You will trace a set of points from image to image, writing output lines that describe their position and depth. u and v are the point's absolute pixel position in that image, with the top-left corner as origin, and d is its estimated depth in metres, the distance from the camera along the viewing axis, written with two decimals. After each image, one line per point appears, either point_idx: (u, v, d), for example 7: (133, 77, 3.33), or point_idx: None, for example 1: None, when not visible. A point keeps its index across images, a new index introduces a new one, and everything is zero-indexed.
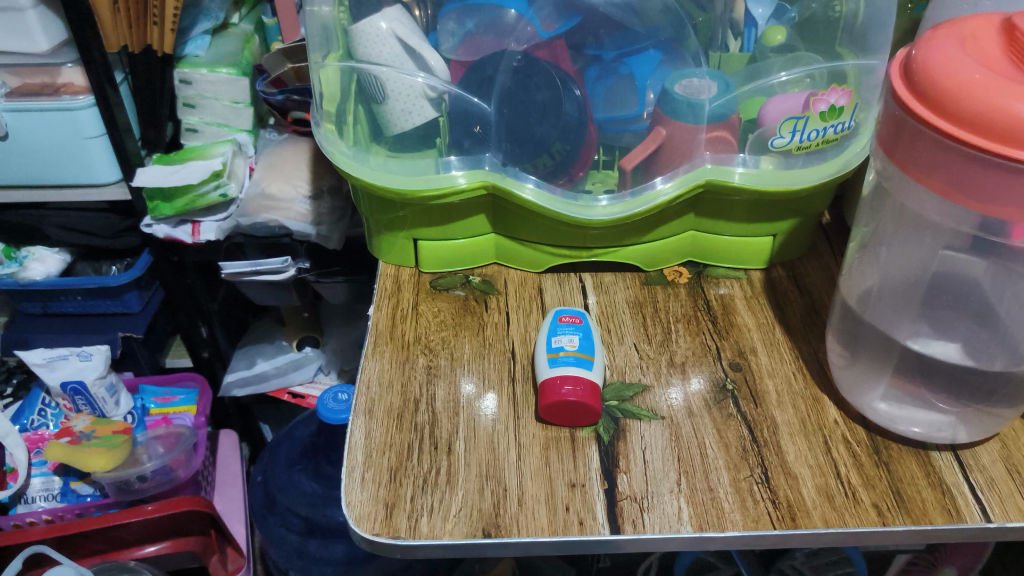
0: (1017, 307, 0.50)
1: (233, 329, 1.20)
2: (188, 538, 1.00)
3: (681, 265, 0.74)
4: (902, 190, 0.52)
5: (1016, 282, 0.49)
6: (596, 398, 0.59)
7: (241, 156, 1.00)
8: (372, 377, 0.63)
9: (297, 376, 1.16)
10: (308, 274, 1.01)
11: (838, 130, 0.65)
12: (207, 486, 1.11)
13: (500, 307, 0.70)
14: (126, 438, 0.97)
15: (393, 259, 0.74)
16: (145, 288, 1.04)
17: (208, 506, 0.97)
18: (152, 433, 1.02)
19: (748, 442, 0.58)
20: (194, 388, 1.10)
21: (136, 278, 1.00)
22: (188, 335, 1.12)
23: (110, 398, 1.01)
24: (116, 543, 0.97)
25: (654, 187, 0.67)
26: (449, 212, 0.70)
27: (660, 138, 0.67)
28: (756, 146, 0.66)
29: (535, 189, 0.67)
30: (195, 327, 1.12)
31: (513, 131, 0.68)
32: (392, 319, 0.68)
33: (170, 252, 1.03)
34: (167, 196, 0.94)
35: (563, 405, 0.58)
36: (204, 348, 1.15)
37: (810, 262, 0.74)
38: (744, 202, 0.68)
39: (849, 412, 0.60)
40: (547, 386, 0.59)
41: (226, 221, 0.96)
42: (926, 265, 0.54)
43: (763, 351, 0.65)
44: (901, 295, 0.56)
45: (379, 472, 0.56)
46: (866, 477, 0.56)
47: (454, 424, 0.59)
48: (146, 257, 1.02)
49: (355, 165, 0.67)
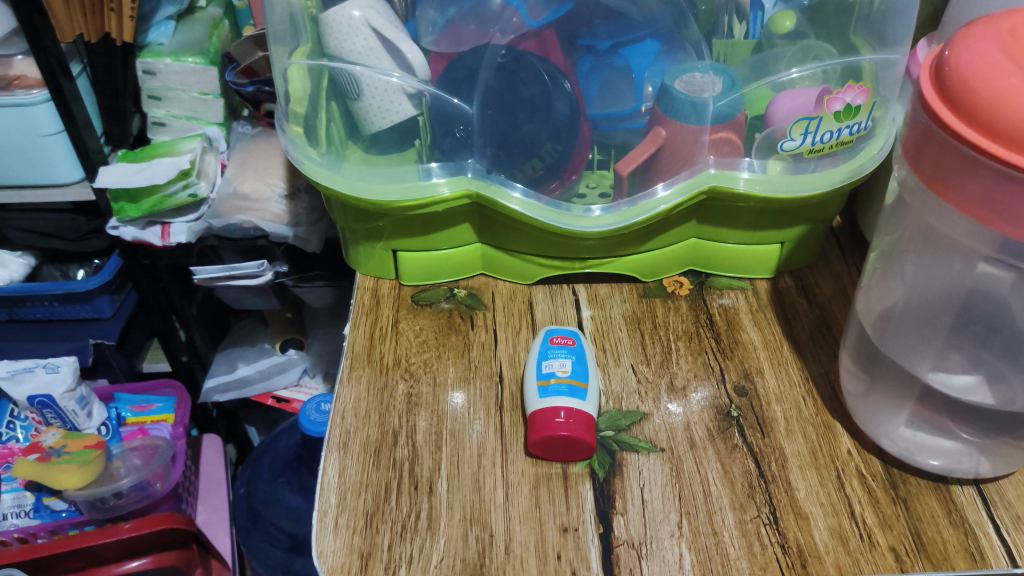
0: None
1: (213, 330, 1.15)
2: (169, 552, 0.94)
3: (681, 274, 0.69)
4: (928, 206, 0.46)
5: None
6: (589, 429, 0.54)
7: (212, 152, 0.95)
8: (347, 406, 0.58)
9: (280, 380, 1.11)
10: (286, 278, 0.96)
11: (853, 131, 0.60)
12: (190, 495, 1.06)
13: (487, 324, 0.65)
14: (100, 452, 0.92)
15: (372, 271, 0.69)
16: (117, 292, 0.98)
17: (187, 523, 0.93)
18: (128, 444, 0.97)
19: (755, 477, 0.53)
20: (173, 396, 1.05)
21: (106, 282, 0.95)
22: (167, 339, 1.08)
23: (82, 410, 0.95)
24: (92, 560, 0.91)
25: (654, 194, 0.62)
26: (430, 222, 0.64)
27: (660, 139, 0.62)
28: (765, 146, 0.61)
29: (523, 198, 0.62)
30: (173, 331, 1.08)
31: (499, 131, 0.62)
32: (369, 339, 0.63)
33: (141, 255, 0.99)
34: (133, 197, 0.90)
35: (554, 440, 0.53)
36: (182, 352, 1.11)
37: (819, 270, 0.69)
38: (749, 209, 0.63)
39: (863, 441, 0.55)
40: (537, 418, 0.54)
41: (196, 223, 0.92)
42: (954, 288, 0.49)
43: (770, 373, 0.60)
44: (925, 318, 0.51)
45: (354, 517, 0.51)
46: (883, 517, 0.51)
47: (435, 461, 0.55)
48: (116, 258, 0.97)
49: (326, 175, 0.62)
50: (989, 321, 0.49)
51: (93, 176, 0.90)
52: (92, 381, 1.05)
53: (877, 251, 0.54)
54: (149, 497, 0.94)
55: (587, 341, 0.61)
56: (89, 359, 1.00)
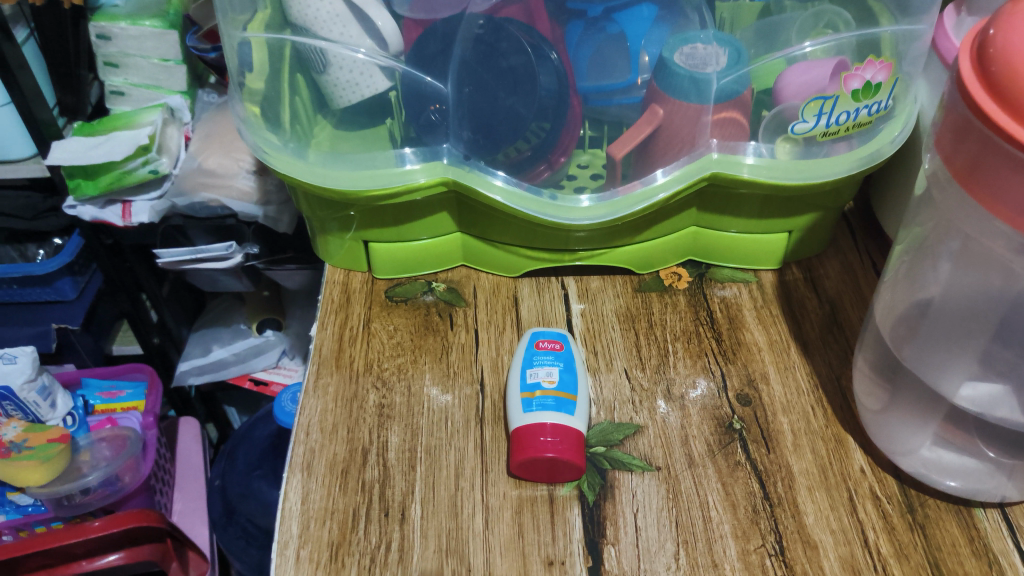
0: None
1: (187, 309, 1.10)
2: (142, 547, 0.90)
3: (680, 266, 0.64)
4: (960, 209, 0.41)
5: None
6: (578, 449, 0.49)
7: (175, 124, 0.87)
8: (313, 420, 0.53)
9: (258, 363, 1.06)
10: (257, 261, 0.89)
11: (873, 111, 0.54)
12: (164, 488, 1.01)
13: (468, 323, 0.59)
14: (65, 447, 0.87)
15: (342, 263, 0.63)
16: (80, 273, 0.93)
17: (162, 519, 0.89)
18: (95, 435, 0.93)
19: (760, 500, 0.48)
20: (143, 381, 1.00)
21: (67, 263, 0.89)
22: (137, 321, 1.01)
23: (44, 401, 0.89)
24: (61, 556, 0.88)
25: (652, 181, 0.56)
26: (404, 211, 0.58)
27: (657, 120, 0.55)
28: (774, 126, 0.55)
29: (506, 186, 0.56)
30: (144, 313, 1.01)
31: (478, 110, 0.55)
32: (338, 342, 0.58)
33: (103, 234, 0.90)
34: (90, 174, 0.82)
35: (539, 463, 0.48)
36: (155, 334, 1.04)
37: (829, 260, 0.64)
38: (753, 196, 0.58)
39: (878, 458, 0.50)
40: (520, 437, 0.49)
41: (159, 202, 0.85)
42: (990, 298, 0.43)
43: (776, 379, 0.55)
44: (955, 328, 0.45)
45: (317, 549, 0.47)
46: (899, 546, 0.46)
47: (409, 483, 0.50)
48: (78, 239, 0.90)
49: (287, 161, 0.56)
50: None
51: (45, 152, 0.84)
52: (58, 367, 1.00)
53: (905, 243, 0.48)
54: (118, 493, 0.89)
55: (577, 345, 0.56)
56: (53, 345, 0.95)
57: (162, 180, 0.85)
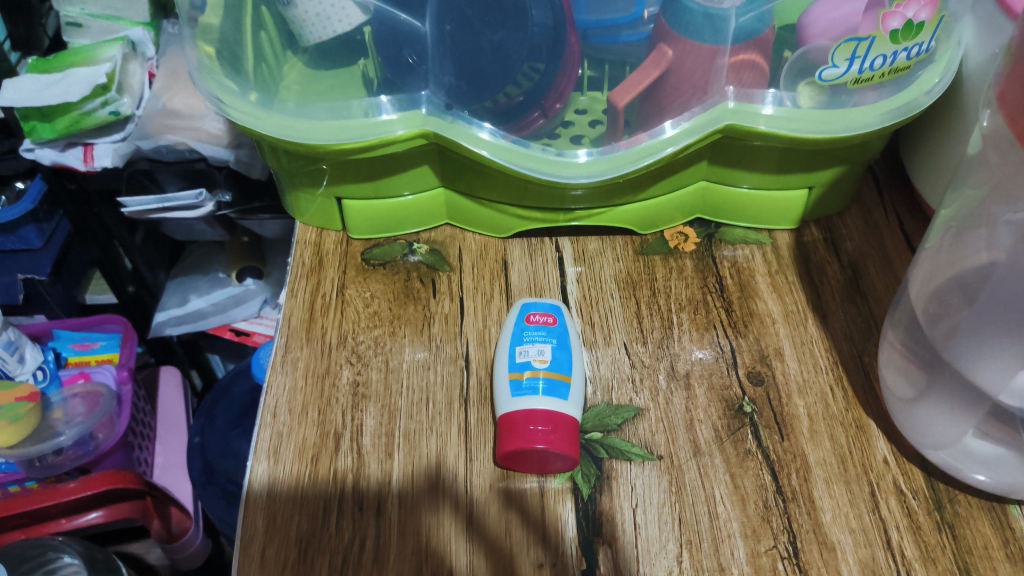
0: None
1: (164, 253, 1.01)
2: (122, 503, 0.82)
3: (686, 225, 0.59)
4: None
5: None
6: (572, 440, 0.44)
7: (137, 59, 0.76)
8: (280, 400, 0.48)
9: (238, 313, 0.99)
10: (229, 209, 0.82)
11: (912, 55, 0.47)
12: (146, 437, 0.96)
13: (452, 290, 0.54)
14: (32, 405, 0.80)
15: (314, 220, 0.57)
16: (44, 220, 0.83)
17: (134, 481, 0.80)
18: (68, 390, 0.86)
19: (772, 495, 0.44)
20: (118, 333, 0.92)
21: (30, 211, 0.80)
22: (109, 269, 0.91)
23: (11, 356, 0.82)
24: (38, 516, 0.80)
25: (660, 133, 0.50)
26: (381, 165, 0.52)
27: (664, 62, 0.49)
28: (797, 70, 0.48)
29: (493, 140, 0.50)
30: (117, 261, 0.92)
31: (462, 50, 0.49)
32: (308, 311, 0.52)
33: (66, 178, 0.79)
34: (46, 114, 0.72)
35: (527, 455, 0.43)
36: (130, 282, 0.95)
37: (850, 218, 0.59)
38: (769, 149, 0.51)
39: (903, 447, 0.46)
40: (508, 425, 0.45)
41: (122, 145, 0.75)
42: None
43: (792, 356, 0.50)
44: None
45: (284, 548, 0.42)
46: (925, 549, 0.42)
47: (385, 472, 0.45)
48: (41, 182, 0.80)
49: (248, 110, 0.48)
50: None
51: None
52: (27, 317, 0.91)
53: (953, 210, 0.42)
54: (93, 452, 0.84)
55: (572, 318, 0.51)
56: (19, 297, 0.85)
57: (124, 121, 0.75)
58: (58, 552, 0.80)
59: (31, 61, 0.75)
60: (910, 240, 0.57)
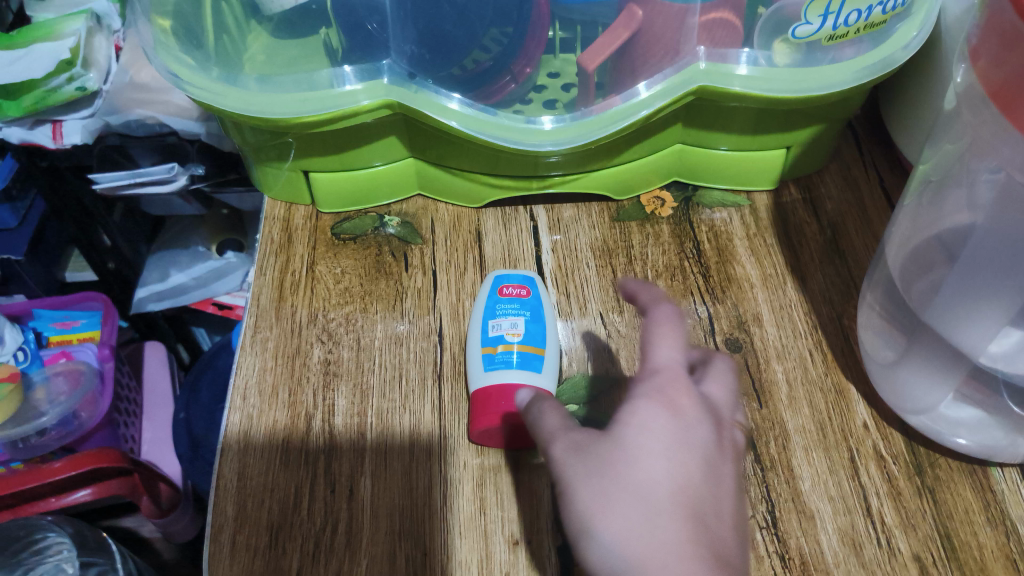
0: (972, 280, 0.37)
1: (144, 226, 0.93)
2: (111, 481, 0.76)
3: (663, 189, 0.58)
4: (995, 138, 0.33)
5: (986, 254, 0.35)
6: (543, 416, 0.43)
7: (101, 32, 0.71)
8: (250, 381, 0.47)
9: (220, 287, 0.91)
10: (203, 183, 0.74)
11: (888, 8, 0.45)
12: (131, 412, 0.90)
13: (425, 264, 0.53)
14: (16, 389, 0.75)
15: (283, 195, 0.56)
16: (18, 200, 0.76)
17: (118, 458, 0.74)
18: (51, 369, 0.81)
19: (751, 464, 0.44)
20: (99, 310, 0.84)
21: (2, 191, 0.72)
22: (87, 246, 0.83)
23: None
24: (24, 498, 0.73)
25: (635, 95, 0.48)
26: (346, 138, 0.50)
27: (635, 23, 0.47)
28: (772, 27, 0.47)
29: (461, 110, 0.48)
30: (95, 236, 0.83)
31: (423, 14, 0.47)
32: (278, 289, 0.52)
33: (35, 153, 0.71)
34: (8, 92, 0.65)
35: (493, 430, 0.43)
36: (110, 258, 0.87)
37: (830, 176, 0.58)
38: (745, 109, 0.50)
39: (882, 411, 0.46)
40: (481, 400, 0.44)
41: (91, 121, 0.68)
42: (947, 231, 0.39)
43: (770, 321, 0.50)
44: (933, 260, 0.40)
45: (256, 534, 0.42)
46: (906, 515, 0.42)
47: (358, 452, 0.44)
48: (10, 160, 0.71)
49: (208, 86, 0.46)
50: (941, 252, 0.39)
51: None
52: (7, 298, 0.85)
53: (932, 164, 0.40)
54: (77, 432, 0.78)
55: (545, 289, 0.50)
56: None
57: (91, 97, 0.69)
58: (44, 531, 0.76)
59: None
60: (891, 197, 0.56)
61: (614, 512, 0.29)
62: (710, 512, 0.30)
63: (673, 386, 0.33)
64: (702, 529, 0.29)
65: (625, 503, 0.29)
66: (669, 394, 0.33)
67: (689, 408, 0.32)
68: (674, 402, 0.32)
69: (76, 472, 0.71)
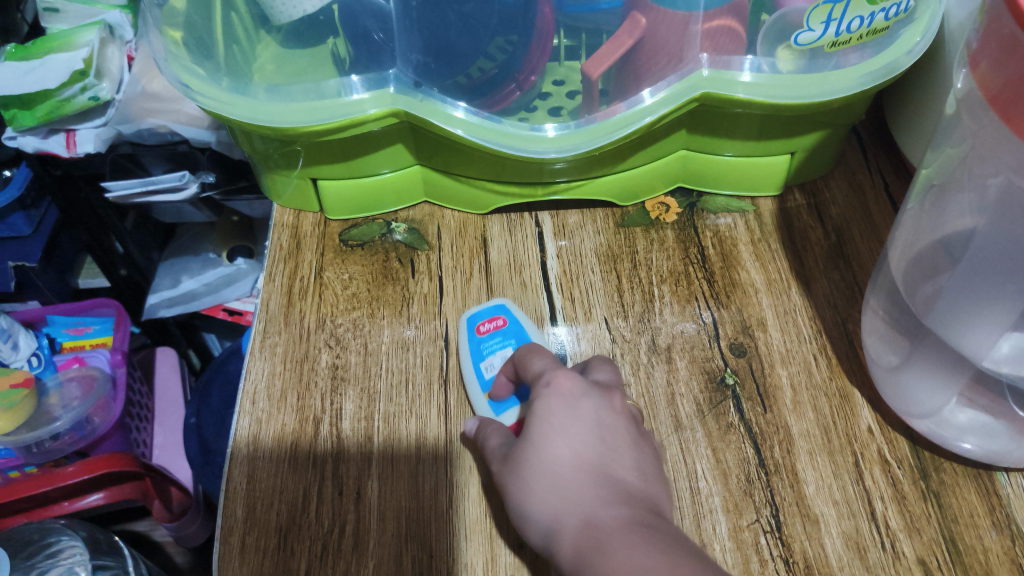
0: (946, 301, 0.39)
1: (156, 233, 0.93)
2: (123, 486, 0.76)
3: (668, 195, 0.58)
4: (994, 142, 0.33)
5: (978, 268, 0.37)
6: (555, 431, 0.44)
7: (115, 43, 0.72)
8: (259, 386, 0.48)
9: (231, 293, 0.91)
10: (214, 190, 0.76)
11: (891, 15, 0.45)
12: (143, 418, 0.91)
13: (431, 269, 0.54)
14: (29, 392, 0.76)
15: (291, 203, 0.57)
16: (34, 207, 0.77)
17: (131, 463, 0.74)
18: (64, 374, 0.82)
19: (755, 468, 0.44)
20: (111, 317, 0.86)
21: (17, 198, 0.74)
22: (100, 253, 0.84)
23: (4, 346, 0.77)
24: (38, 501, 0.75)
25: (639, 102, 0.48)
26: (353, 145, 0.50)
27: (639, 31, 0.48)
28: (776, 32, 0.47)
29: (467, 118, 0.49)
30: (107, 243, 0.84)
31: (427, 24, 0.48)
32: (286, 295, 0.52)
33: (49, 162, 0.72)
34: (24, 101, 0.67)
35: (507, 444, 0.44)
36: (122, 265, 0.88)
37: (834, 181, 0.58)
38: (750, 115, 0.50)
39: (885, 414, 0.46)
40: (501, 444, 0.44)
41: (103, 130, 0.69)
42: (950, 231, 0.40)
43: (774, 325, 0.50)
44: (931, 266, 0.41)
45: (264, 536, 0.42)
46: (910, 519, 0.42)
47: (365, 456, 0.45)
48: (25, 169, 0.73)
49: (218, 95, 0.47)
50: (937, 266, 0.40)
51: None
52: (21, 303, 0.85)
53: (935, 168, 0.40)
54: (89, 437, 0.79)
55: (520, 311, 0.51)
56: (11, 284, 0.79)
57: (104, 106, 0.70)
58: (57, 535, 0.76)
59: (10, 48, 0.69)
60: (896, 202, 0.56)
61: (536, 497, 0.38)
62: (611, 464, 0.39)
63: (557, 375, 0.42)
64: (612, 482, 0.38)
65: (537, 481, 0.38)
66: (553, 384, 0.42)
67: (571, 388, 0.42)
68: (558, 389, 0.41)
69: (90, 477, 0.72)
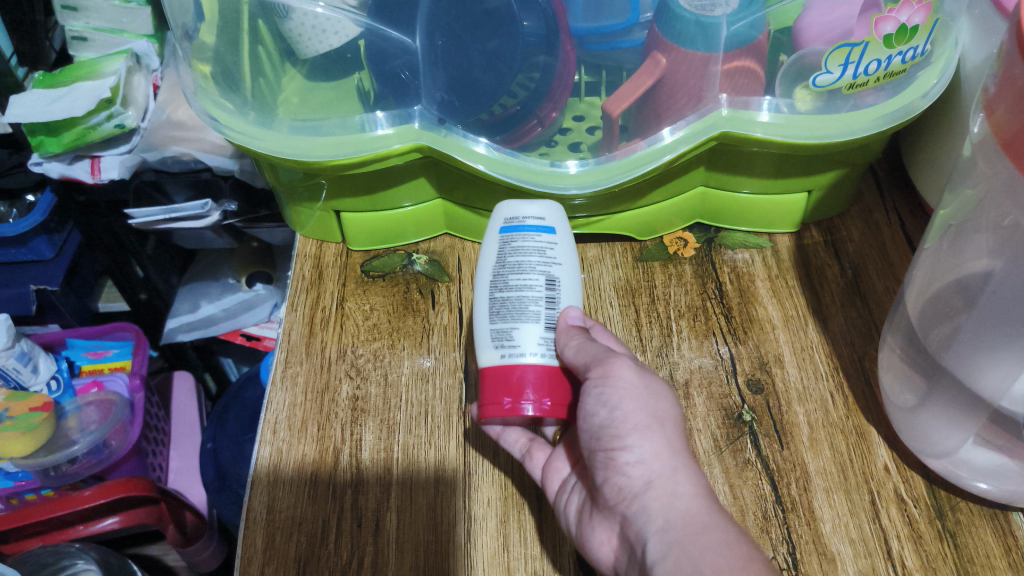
0: (960, 345, 0.39)
1: (175, 259, 0.94)
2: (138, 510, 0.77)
3: (686, 230, 0.59)
4: (1011, 187, 0.34)
5: (994, 315, 0.37)
6: (488, 389, 0.43)
7: (142, 72, 0.73)
8: (280, 416, 0.48)
9: (248, 318, 0.92)
10: (235, 219, 0.76)
11: (907, 59, 0.46)
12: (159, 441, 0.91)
13: (451, 301, 0.55)
14: (49, 415, 0.76)
15: (314, 233, 0.58)
16: (55, 232, 0.76)
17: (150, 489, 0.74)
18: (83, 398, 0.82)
19: (771, 505, 0.44)
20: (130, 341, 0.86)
21: (40, 223, 0.73)
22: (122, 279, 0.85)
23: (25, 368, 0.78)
24: (54, 525, 0.76)
25: (659, 139, 0.49)
26: (377, 179, 0.51)
27: (659, 70, 0.49)
28: (794, 73, 0.47)
29: (488, 153, 0.50)
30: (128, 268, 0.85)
31: (450, 62, 0.49)
32: (308, 325, 0.53)
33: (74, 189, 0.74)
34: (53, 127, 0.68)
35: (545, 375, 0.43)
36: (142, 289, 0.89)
37: (851, 219, 0.58)
38: (767, 154, 0.51)
39: (900, 451, 0.46)
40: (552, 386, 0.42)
41: (129, 157, 0.70)
42: (964, 272, 0.40)
43: (792, 362, 0.50)
44: (946, 306, 0.41)
45: (283, 566, 0.43)
46: (926, 559, 0.42)
47: (382, 487, 0.45)
48: (49, 194, 0.74)
49: (247, 129, 0.48)
50: (951, 303, 0.40)
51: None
52: (41, 325, 0.85)
53: (952, 209, 0.41)
54: (106, 461, 0.79)
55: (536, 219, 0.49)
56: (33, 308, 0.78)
57: (130, 133, 0.71)
58: (72, 559, 0.76)
59: (37, 75, 0.70)
60: (912, 239, 0.57)
61: None
62: None
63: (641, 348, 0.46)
64: None
65: None
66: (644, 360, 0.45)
67: None
68: None
69: (106, 499, 0.72)
